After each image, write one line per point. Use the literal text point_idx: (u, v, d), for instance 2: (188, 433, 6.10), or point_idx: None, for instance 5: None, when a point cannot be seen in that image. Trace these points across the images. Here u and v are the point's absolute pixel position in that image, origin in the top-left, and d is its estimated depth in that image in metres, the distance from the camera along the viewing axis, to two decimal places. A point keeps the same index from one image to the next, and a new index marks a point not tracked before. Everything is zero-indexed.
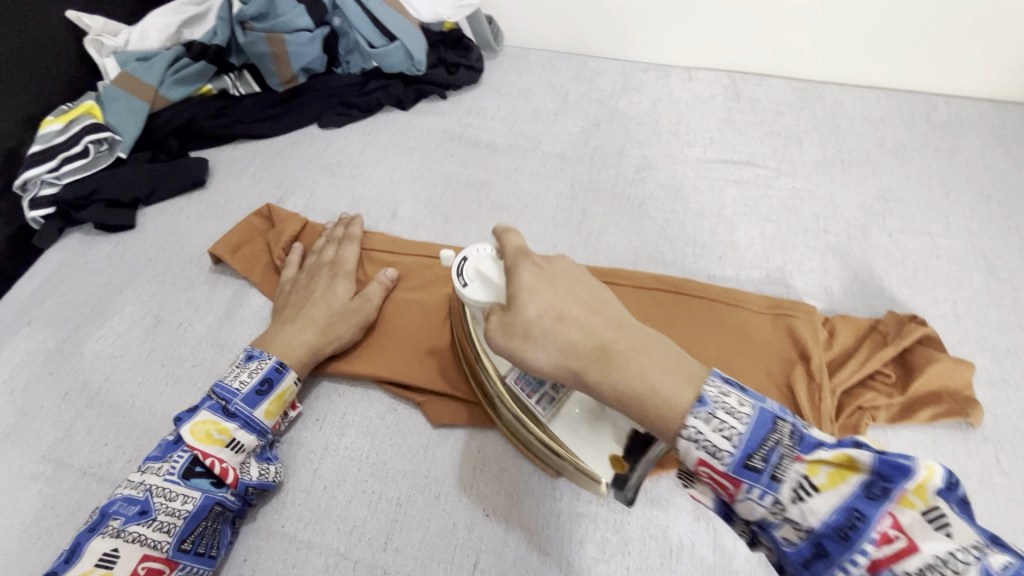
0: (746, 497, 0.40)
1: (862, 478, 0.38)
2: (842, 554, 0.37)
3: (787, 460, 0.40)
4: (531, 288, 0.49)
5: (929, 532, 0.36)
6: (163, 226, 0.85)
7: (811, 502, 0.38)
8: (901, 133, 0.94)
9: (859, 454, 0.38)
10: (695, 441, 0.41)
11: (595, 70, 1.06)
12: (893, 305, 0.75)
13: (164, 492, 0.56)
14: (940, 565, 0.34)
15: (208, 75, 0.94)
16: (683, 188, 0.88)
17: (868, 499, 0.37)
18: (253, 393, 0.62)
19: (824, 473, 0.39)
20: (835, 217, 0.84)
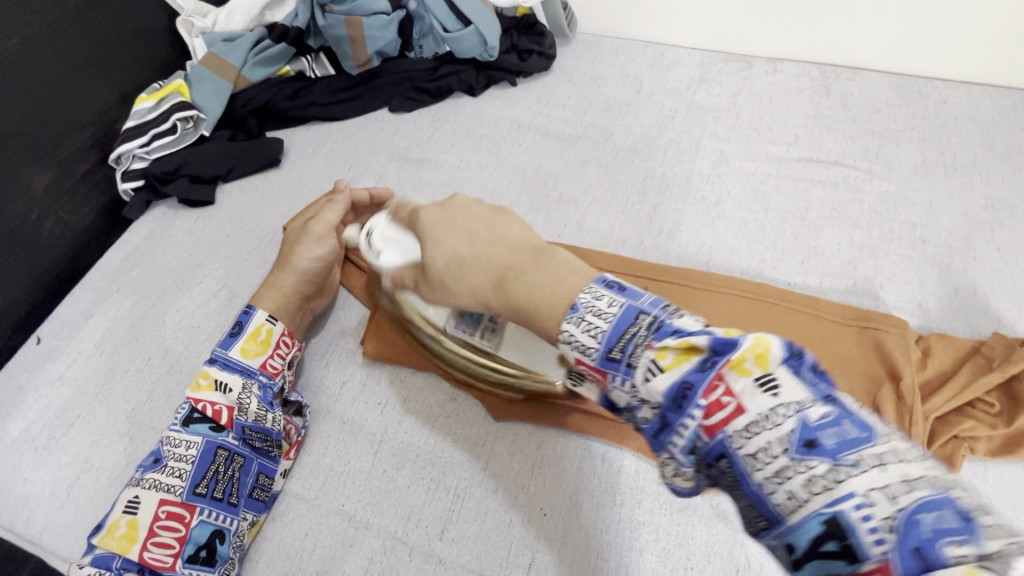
0: (614, 386, 0.38)
1: (704, 355, 0.35)
2: (680, 425, 0.34)
3: (642, 348, 0.37)
4: (434, 232, 0.53)
5: (756, 396, 0.33)
6: (240, 204, 0.88)
7: (655, 378, 0.35)
8: (1016, 136, 0.85)
9: (697, 337, 0.35)
10: (568, 345, 0.40)
11: (672, 60, 1.01)
12: (999, 327, 0.68)
13: (170, 441, 0.61)
14: (763, 420, 0.32)
15: (287, 57, 0.96)
16: (763, 187, 0.83)
17: (699, 370, 0.34)
18: (229, 337, 0.66)
19: (671, 355, 0.36)
20: (934, 226, 0.77)
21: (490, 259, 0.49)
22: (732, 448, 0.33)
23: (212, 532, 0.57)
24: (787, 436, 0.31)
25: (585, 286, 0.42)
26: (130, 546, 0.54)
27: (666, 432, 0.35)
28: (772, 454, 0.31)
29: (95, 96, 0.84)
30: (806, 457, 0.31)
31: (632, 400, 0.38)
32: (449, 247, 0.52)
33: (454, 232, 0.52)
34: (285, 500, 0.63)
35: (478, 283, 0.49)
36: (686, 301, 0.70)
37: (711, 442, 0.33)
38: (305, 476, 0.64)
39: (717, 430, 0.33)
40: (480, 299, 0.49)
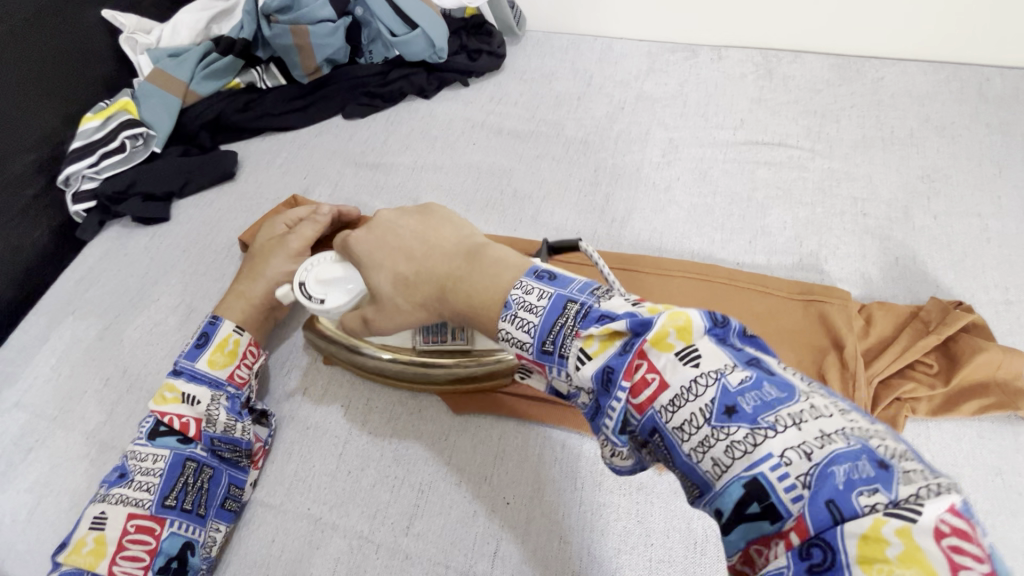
0: (552, 375, 0.45)
1: (625, 337, 0.41)
2: (610, 404, 0.40)
3: (570, 337, 0.43)
4: (376, 262, 0.58)
5: (677, 368, 0.39)
6: (196, 218, 0.87)
7: (585, 366, 0.42)
8: (949, 108, 0.88)
9: (618, 324, 0.41)
10: (508, 342, 0.46)
11: (620, 53, 1.03)
12: (936, 292, 0.70)
13: (136, 455, 0.61)
14: (685, 393, 0.38)
15: (236, 69, 0.96)
16: (711, 171, 0.85)
17: (620, 356, 0.41)
18: (194, 348, 0.66)
19: (616, 347, 0.41)
20: (875, 199, 0.79)
21: (431, 270, 0.54)
22: (661, 422, 0.39)
23: (182, 543, 0.58)
24: (708, 406, 0.37)
25: (517, 282, 0.48)
26: (98, 561, 0.55)
27: (601, 412, 0.42)
28: (697, 423, 0.37)
29: (38, 118, 0.84)
30: (725, 424, 0.36)
31: (572, 387, 0.45)
32: (391, 271, 0.56)
33: (387, 253, 0.58)
34: (249, 508, 0.63)
35: (427, 295, 0.54)
36: (637, 288, 0.72)
37: (642, 417, 0.40)
38: (269, 484, 0.64)
39: (645, 407, 0.40)
40: (430, 308, 0.55)
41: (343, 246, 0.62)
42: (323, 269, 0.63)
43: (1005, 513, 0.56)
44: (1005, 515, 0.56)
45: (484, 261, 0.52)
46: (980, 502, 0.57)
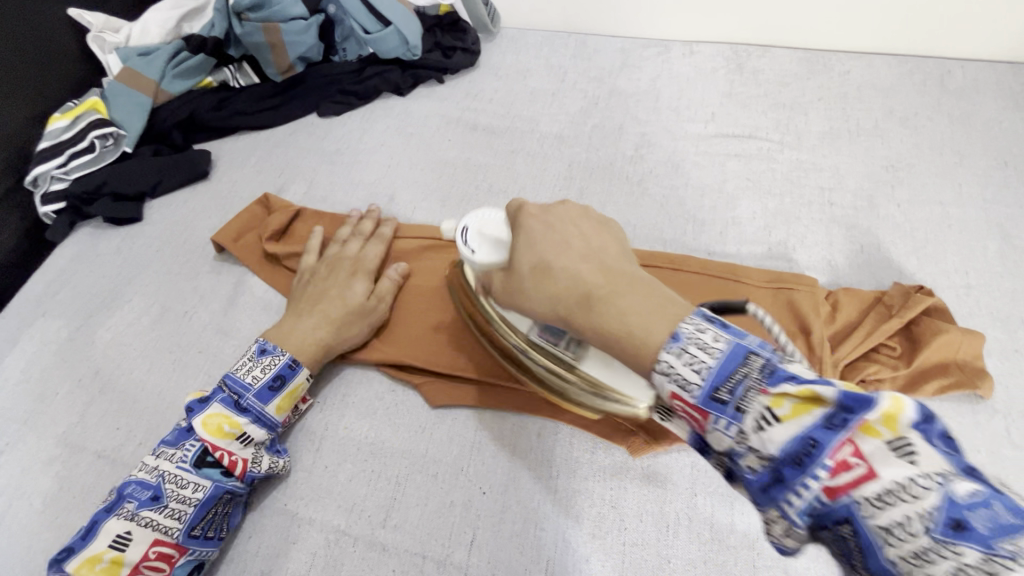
0: (714, 429, 0.38)
1: (828, 408, 0.34)
2: (800, 481, 0.33)
3: (753, 392, 0.36)
4: (529, 228, 0.52)
5: (890, 459, 0.32)
6: (169, 218, 0.87)
7: (770, 430, 0.35)
8: (912, 100, 0.90)
9: (824, 389, 0.34)
10: (667, 376, 0.39)
11: (594, 49, 1.04)
12: (900, 278, 0.72)
13: (175, 480, 0.57)
14: (897, 490, 0.31)
15: (208, 67, 0.96)
16: (683, 164, 0.86)
17: (826, 427, 0.33)
18: (267, 389, 0.62)
19: (788, 404, 0.35)
20: (841, 188, 0.81)
21: (582, 273, 0.47)
22: (862, 516, 0.32)
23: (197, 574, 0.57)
24: (929, 513, 0.30)
25: (689, 316, 0.40)
26: None
27: (782, 487, 0.34)
28: (912, 530, 0.30)
29: (4, 118, 0.82)
30: (951, 539, 0.29)
31: (736, 447, 0.37)
32: (539, 248, 0.50)
33: (546, 236, 0.51)
34: None
35: (564, 294, 0.47)
36: None
37: (834, 504, 0.33)
38: None
39: (841, 493, 0.33)
40: (567, 312, 0.47)
41: (512, 215, 0.55)
42: (486, 223, 0.60)
43: None
44: None
45: (645, 285, 0.45)
46: None
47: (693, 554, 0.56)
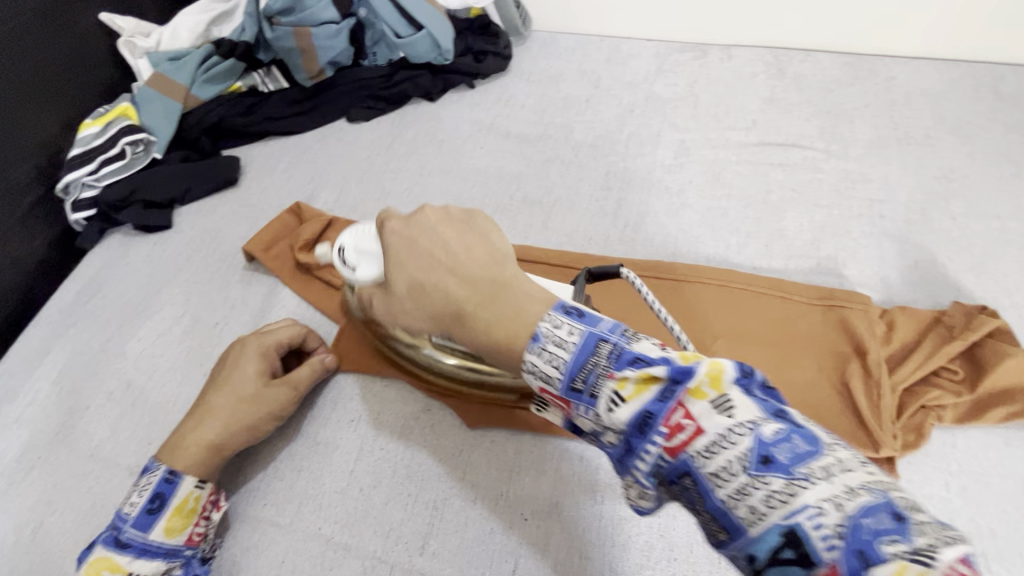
0: (578, 415, 0.39)
1: (662, 382, 0.35)
2: (644, 448, 0.35)
3: (602, 378, 0.37)
4: (397, 249, 0.51)
5: (712, 416, 0.33)
6: (199, 226, 0.85)
7: (619, 411, 0.36)
8: (964, 107, 0.87)
9: (656, 368, 0.35)
10: (530, 374, 0.40)
11: (628, 53, 1.01)
12: (958, 296, 0.69)
13: None
14: (720, 441, 0.33)
15: (238, 72, 0.94)
16: (724, 174, 0.83)
17: (660, 399, 0.35)
18: (144, 514, 0.56)
19: (631, 385, 0.36)
20: (892, 201, 0.78)
21: (450, 287, 0.46)
22: (697, 468, 0.34)
23: None
24: (742, 454, 0.32)
25: (544, 315, 0.41)
26: None
27: (631, 454, 0.36)
28: (734, 470, 0.32)
29: (36, 125, 0.81)
30: (762, 473, 0.31)
31: (596, 427, 0.38)
32: (411, 268, 0.49)
33: (417, 253, 0.49)
34: (258, 526, 0.61)
35: (441, 309, 0.47)
36: (653, 294, 0.70)
37: (675, 461, 0.34)
38: (278, 502, 0.62)
39: (679, 452, 0.34)
40: (441, 322, 0.47)
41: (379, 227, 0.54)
42: (360, 237, 0.58)
43: None
44: None
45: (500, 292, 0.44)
46: (1010, 513, 0.55)
47: None
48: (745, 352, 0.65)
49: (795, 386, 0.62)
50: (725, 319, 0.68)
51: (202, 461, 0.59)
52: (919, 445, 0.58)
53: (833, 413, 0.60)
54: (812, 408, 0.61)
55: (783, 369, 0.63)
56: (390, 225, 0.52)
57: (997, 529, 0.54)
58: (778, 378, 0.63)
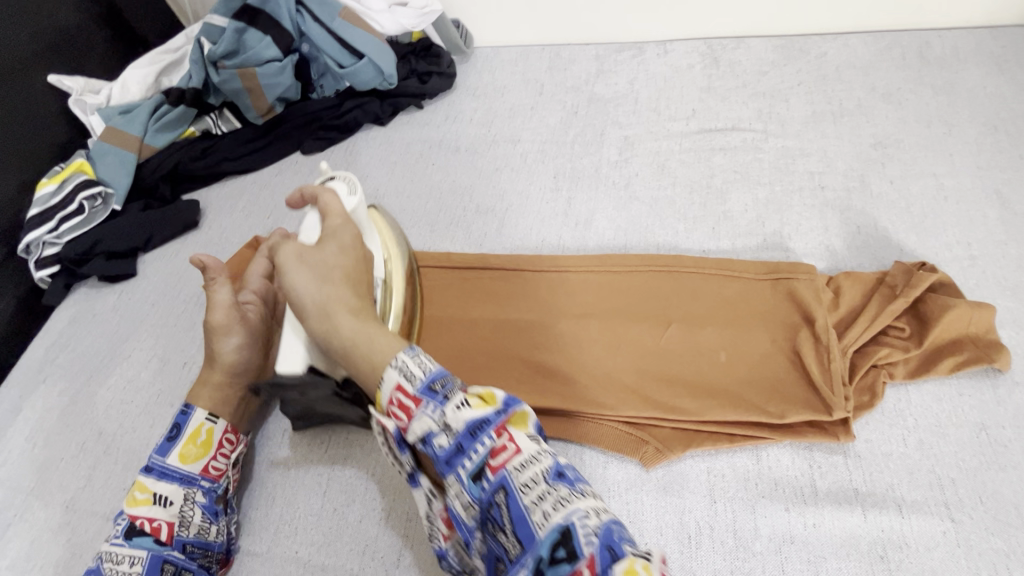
0: (422, 413, 0.45)
1: (497, 404, 0.45)
2: (475, 449, 0.43)
3: (457, 388, 0.46)
4: (341, 242, 0.55)
5: (529, 444, 0.43)
6: (163, 271, 0.87)
7: (463, 412, 0.44)
8: (894, 75, 0.90)
9: (500, 391, 0.45)
10: (398, 369, 0.47)
11: (568, 59, 1.04)
12: (901, 255, 0.71)
13: (111, 556, 0.55)
14: (533, 459, 0.42)
15: (190, 118, 0.96)
16: (669, 163, 0.85)
17: (497, 413, 0.44)
18: (165, 442, 0.60)
19: (476, 402, 0.45)
20: (831, 171, 0.80)
21: (355, 293, 0.53)
22: (511, 479, 0.41)
23: None
24: (546, 468, 0.42)
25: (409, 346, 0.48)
26: None
27: (460, 454, 0.44)
28: (535, 481, 0.41)
29: None
30: (556, 482, 0.41)
31: (434, 427, 0.44)
32: (336, 268, 0.53)
33: (355, 268, 0.55)
34: (236, 559, 0.61)
35: (348, 301, 0.52)
36: (604, 287, 0.71)
37: (494, 477, 0.42)
38: (254, 532, 0.63)
39: (500, 468, 0.42)
40: (330, 310, 0.51)
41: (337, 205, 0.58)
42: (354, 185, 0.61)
43: (994, 468, 0.55)
44: (995, 469, 0.55)
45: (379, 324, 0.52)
46: (966, 461, 0.55)
47: (719, 564, 0.53)
48: (699, 333, 0.66)
49: (750, 363, 0.63)
50: (677, 304, 0.68)
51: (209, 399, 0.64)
52: (873, 404, 0.59)
53: (787, 384, 0.61)
54: (768, 381, 0.62)
55: (736, 344, 0.64)
56: (331, 199, 0.58)
57: (957, 477, 0.55)
58: (731, 356, 0.64)
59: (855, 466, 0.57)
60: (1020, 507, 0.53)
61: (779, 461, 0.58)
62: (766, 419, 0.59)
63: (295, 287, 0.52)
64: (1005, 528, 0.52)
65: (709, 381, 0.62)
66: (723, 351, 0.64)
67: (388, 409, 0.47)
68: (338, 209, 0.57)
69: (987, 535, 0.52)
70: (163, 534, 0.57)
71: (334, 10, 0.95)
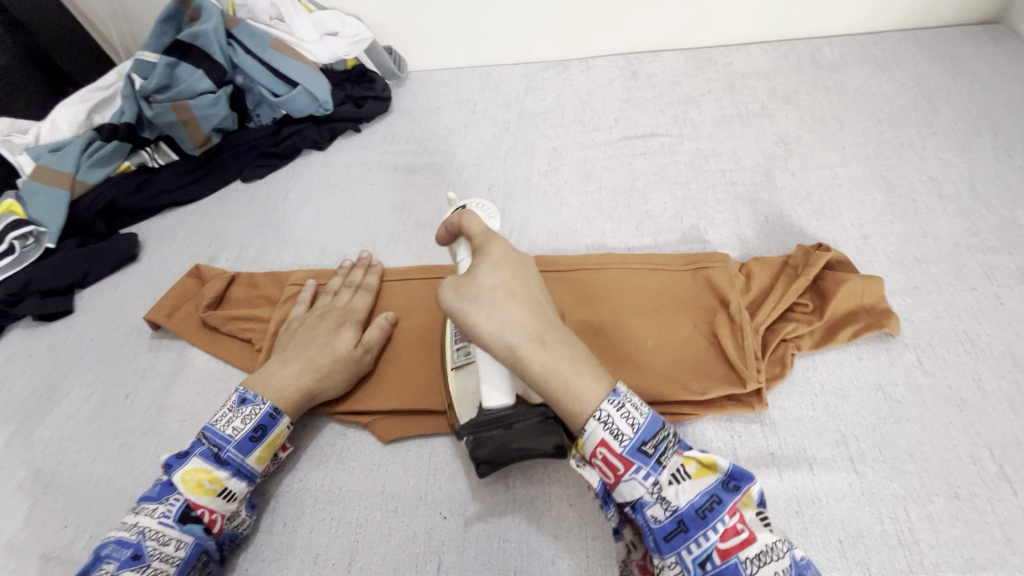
0: (632, 478, 0.51)
1: (722, 475, 0.50)
2: (700, 533, 0.49)
3: (670, 452, 0.51)
4: (493, 259, 0.55)
5: (761, 528, 0.49)
6: (102, 305, 0.86)
7: (682, 486, 0.50)
8: (792, 79, 0.98)
9: (722, 462, 0.51)
10: (603, 425, 0.51)
11: (498, 78, 1.09)
12: (803, 239, 0.77)
13: (157, 536, 0.55)
14: (769, 552, 0.48)
15: (124, 152, 0.97)
16: (594, 170, 0.91)
17: (726, 491, 0.50)
18: (246, 440, 0.61)
19: (695, 465, 0.51)
20: (740, 168, 0.87)
21: (524, 319, 0.53)
22: (744, 571, 0.47)
23: None
24: (786, 567, 0.47)
25: (613, 393, 0.52)
26: None
27: (685, 537, 0.49)
28: (776, 554, 0.47)
29: None
30: (797, 574, 0.48)
31: (649, 497, 0.51)
32: (501, 291, 0.54)
33: (525, 290, 0.55)
34: None
35: (529, 329, 0.53)
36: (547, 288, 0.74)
37: (724, 563, 0.48)
38: None
39: (730, 554, 0.48)
40: (524, 353, 0.53)
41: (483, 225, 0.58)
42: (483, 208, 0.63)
43: (891, 422, 0.61)
44: (891, 423, 0.61)
45: (566, 348, 0.54)
46: (866, 417, 0.61)
47: None
48: (631, 324, 0.70)
49: (675, 347, 0.67)
50: (614, 299, 0.72)
51: (300, 402, 0.65)
52: (783, 374, 0.64)
53: (707, 363, 0.66)
54: (691, 362, 0.66)
55: (663, 331, 0.69)
56: (468, 219, 0.58)
57: (859, 433, 0.60)
58: (658, 343, 0.68)
59: (770, 432, 0.61)
60: (913, 454, 0.58)
61: (704, 436, 0.63)
62: (688, 398, 0.63)
63: (476, 324, 0.54)
64: (901, 475, 0.57)
65: (635, 357, 0.67)
66: (653, 338, 0.68)
67: (590, 460, 0.52)
68: (479, 231, 0.57)
69: (886, 482, 0.57)
70: (215, 527, 0.58)
71: (266, 41, 0.98)
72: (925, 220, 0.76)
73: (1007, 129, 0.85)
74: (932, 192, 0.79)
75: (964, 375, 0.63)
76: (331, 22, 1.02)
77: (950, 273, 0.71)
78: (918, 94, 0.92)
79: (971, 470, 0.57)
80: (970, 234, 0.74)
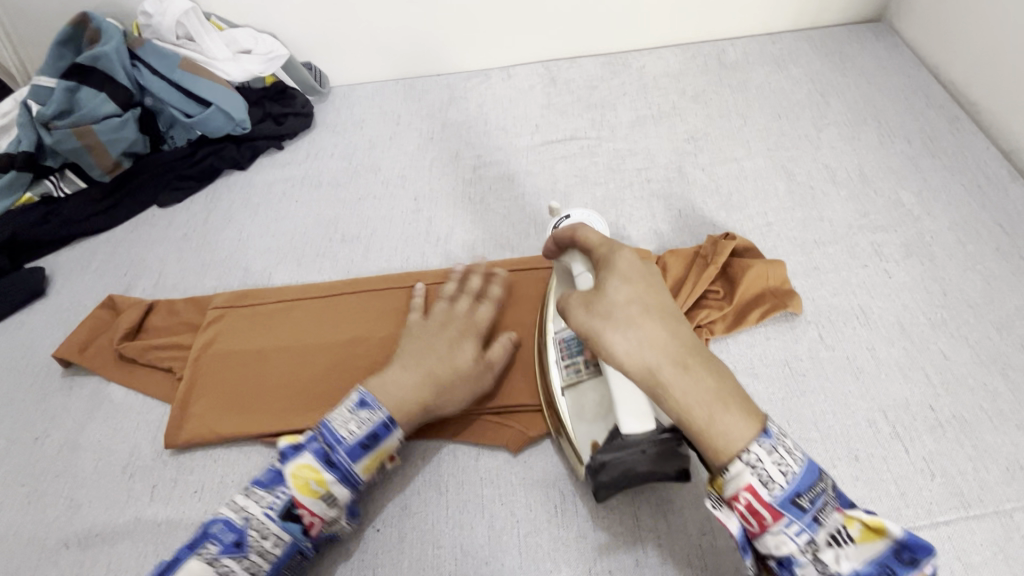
0: (781, 529, 0.43)
1: (890, 542, 0.43)
2: None
3: (829, 508, 0.44)
4: (628, 268, 0.48)
5: None
6: (7, 346, 0.81)
7: (845, 549, 0.43)
8: (699, 80, 1.03)
9: (892, 524, 0.43)
10: (751, 468, 0.43)
11: (422, 89, 1.10)
12: (713, 230, 0.82)
13: (259, 527, 0.53)
14: None
15: (26, 183, 0.91)
16: (518, 175, 0.93)
17: (890, 556, 0.43)
18: (359, 446, 0.56)
19: (858, 526, 0.44)
20: (654, 166, 0.91)
21: (659, 337, 0.45)
22: None
23: None
24: None
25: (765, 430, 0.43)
26: None
27: None
28: None
29: None
30: None
31: (801, 551, 0.43)
32: (635, 308, 0.46)
33: (654, 296, 0.47)
34: None
35: (670, 349, 0.44)
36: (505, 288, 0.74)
37: None
38: None
39: None
40: (674, 369, 0.44)
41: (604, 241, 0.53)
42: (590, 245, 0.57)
43: (797, 395, 0.65)
44: (798, 396, 0.65)
45: (714, 374, 0.44)
46: (775, 393, 0.65)
47: (581, 526, 0.59)
48: None
49: None
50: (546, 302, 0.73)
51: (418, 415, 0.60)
52: None
53: None
54: None
55: None
56: (583, 232, 0.55)
57: (769, 409, 0.64)
58: None
59: None
60: (817, 422, 0.63)
61: None
62: None
63: (613, 343, 0.45)
64: (806, 443, 0.61)
65: None
66: None
67: (728, 500, 0.45)
68: (599, 239, 0.53)
69: None
70: (312, 529, 0.55)
71: (174, 62, 0.95)
72: (821, 205, 0.82)
73: (891, 118, 0.93)
74: (828, 179, 0.85)
75: (858, 346, 0.68)
76: (243, 39, 1.00)
77: (845, 253, 0.77)
78: (812, 89, 0.99)
79: (867, 433, 0.62)
80: (861, 216, 0.81)
